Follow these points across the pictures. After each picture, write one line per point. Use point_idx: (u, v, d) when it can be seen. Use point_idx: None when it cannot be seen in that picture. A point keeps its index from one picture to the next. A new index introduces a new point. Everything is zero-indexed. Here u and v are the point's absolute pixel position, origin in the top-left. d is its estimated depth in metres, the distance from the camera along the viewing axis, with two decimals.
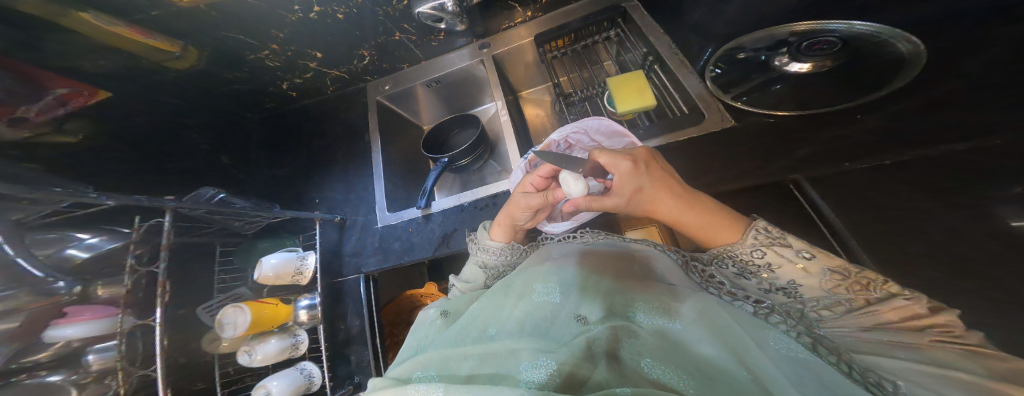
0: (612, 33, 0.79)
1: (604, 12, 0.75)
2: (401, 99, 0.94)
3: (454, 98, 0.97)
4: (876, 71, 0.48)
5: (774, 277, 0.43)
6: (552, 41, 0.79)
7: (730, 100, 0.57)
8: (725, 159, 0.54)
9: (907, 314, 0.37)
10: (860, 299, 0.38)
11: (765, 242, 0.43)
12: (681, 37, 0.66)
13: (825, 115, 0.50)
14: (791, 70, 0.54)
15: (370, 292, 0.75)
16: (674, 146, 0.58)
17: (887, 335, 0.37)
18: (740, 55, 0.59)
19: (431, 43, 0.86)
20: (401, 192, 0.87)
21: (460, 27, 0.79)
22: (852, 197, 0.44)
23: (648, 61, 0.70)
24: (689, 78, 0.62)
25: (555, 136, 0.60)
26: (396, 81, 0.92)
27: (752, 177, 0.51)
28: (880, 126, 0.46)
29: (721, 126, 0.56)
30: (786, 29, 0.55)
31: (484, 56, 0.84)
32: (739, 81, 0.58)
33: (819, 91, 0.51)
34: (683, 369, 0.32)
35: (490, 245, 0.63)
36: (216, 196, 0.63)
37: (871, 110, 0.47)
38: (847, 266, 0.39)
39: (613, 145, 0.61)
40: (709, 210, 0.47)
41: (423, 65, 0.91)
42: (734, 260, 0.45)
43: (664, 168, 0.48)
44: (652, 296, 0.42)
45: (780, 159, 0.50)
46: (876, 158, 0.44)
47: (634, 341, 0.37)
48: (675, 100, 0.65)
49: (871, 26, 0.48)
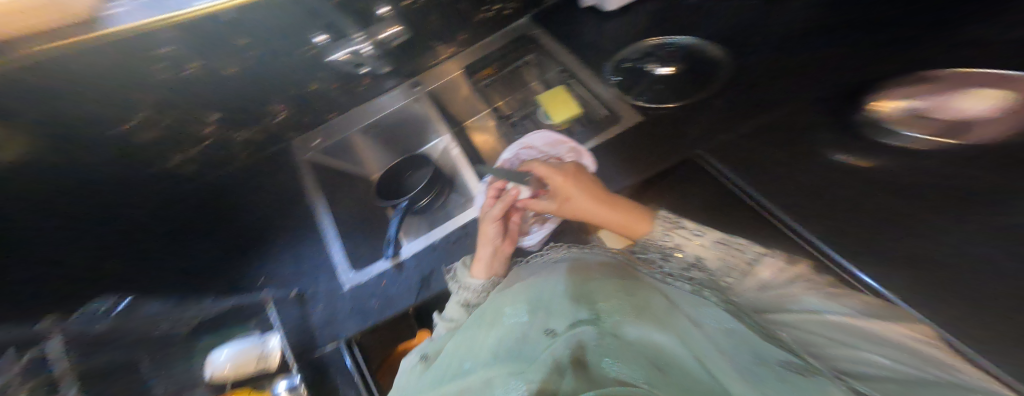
0: (530, 57, 0.83)
1: (519, 43, 0.83)
2: (338, 153, 0.93)
3: (394, 140, 0.96)
4: (714, 66, 0.62)
5: (686, 255, 0.45)
6: (480, 71, 0.85)
7: (632, 98, 0.62)
8: (642, 147, 0.58)
9: (777, 270, 0.42)
10: (742, 261, 0.43)
11: (668, 226, 0.47)
12: (581, 51, 0.73)
13: (699, 100, 0.58)
14: (658, 72, 0.65)
15: (360, 359, 0.63)
16: (606, 143, 0.60)
17: (772, 291, 0.41)
18: (625, 64, 0.68)
19: (362, 93, 0.90)
20: (365, 246, 0.82)
21: (387, 68, 0.87)
22: (732, 166, 0.53)
23: (568, 75, 0.74)
24: (596, 83, 0.68)
25: (506, 154, 0.70)
26: (327, 134, 0.91)
27: (663, 161, 0.55)
28: (737, 103, 0.56)
29: (634, 121, 0.60)
30: (642, 44, 0.68)
31: (418, 94, 0.88)
32: (633, 85, 0.65)
33: (687, 83, 0.61)
34: (650, 368, 0.24)
35: (471, 282, 0.58)
36: (113, 309, 0.63)
37: (721, 92, 0.58)
38: (727, 237, 0.45)
39: (558, 152, 0.64)
40: (622, 207, 0.52)
41: (356, 112, 0.92)
42: (653, 246, 0.47)
43: (590, 180, 0.55)
44: (621, 297, 0.36)
45: (686, 140, 0.56)
46: (743, 129, 0.54)
47: (599, 344, 0.28)
48: (598, 104, 0.68)
49: (689, 37, 0.66)
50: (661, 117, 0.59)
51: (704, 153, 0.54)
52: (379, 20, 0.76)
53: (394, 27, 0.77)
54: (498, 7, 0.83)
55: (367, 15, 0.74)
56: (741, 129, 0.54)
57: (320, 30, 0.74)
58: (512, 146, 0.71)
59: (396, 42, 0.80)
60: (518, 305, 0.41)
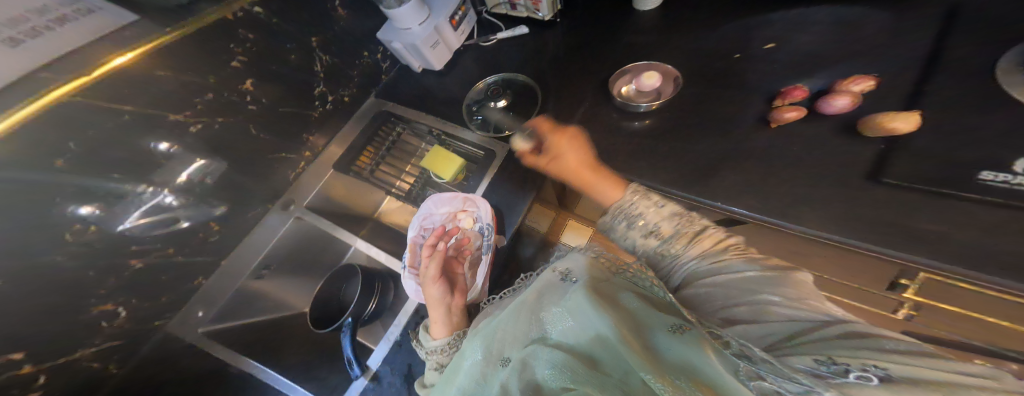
0: (400, 128, 0.80)
1: (373, 124, 0.80)
2: (237, 311, 0.70)
3: (309, 263, 0.80)
4: (531, 87, 0.72)
5: (646, 221, 0.41)
6: (357, 158, 0.77)
7: (499, 134, 0.68)
8: (524, 171, 0.64)
9: (720, 240, 0.37)
10: (687, 231, 0.39)
11: (637, 192, 0.43)
12: (437, 110, 0.77)
13: (541, 116, 0.68)
14: (500, 106, 0.71)
15: None
16: (498, 176, 0.66)
17: (705, 263, 0.36)
18: (474, 108, 0.73)
19: (206, 241, 0.64)
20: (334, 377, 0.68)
21: (221, 208, 0.64)
22: (598, 156, 0.61)
23: (434, 133, 0.75)
24: (461, 131, 0.72)
25: (411, 235, 0.66)
26: (207, 300, 0.65)
27: (543, 173, 0.63)
28: (569, 108, 0.67)
29: (506, 150, 0.67)
30: (472, 93, 0.75)
31: (298, 211, 0.74)
32: (488, 122, 0.71)
33: (527, 106, 0.70)
34: (580, 374, 0.28)
35: (436, 346, 0.50)
36: None
37: (550, 107, 0.68)
38: (680, 207, 0.41)
39: (454, 207, 0.65)
40: (601, 171, 0.49)
41: (230, 264, 0.68)
42: (621, 212, 0.43)
43: (578, 138, 0.54)
44: (552, 297, 0.40)
45: None
46: (586, 124, 0.64)
47: (541, 356, 0.33)
48: (470, 147, 0.71)
49: (496, 76, 0.75)
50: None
51: None
52: (169, 159, 0.56)
53: (194, 162, 0.59)
54: (333, 96, 0.79)
55: (141, 154, 0.53)
56: (572, 126, 0.65)
57: (73, 202, 0.47)
58: (410, 225, 0.68)
59: (211, 176, 0.62)
60: (474, 340, 0.42)
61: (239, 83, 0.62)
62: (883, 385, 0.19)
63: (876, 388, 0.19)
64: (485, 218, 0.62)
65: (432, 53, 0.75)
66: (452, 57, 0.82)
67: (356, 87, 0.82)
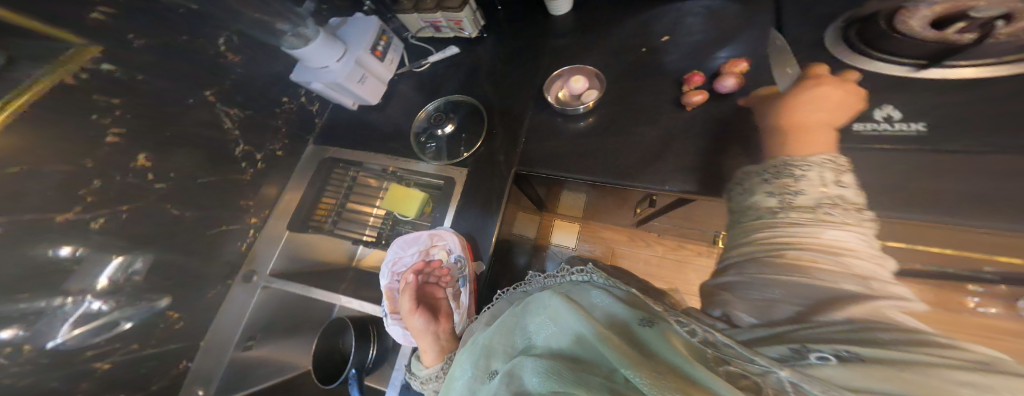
0: (354, 172, 0.81)
1: (322, 172, 0.81)
2: (235, 386, 0.68)
3: (293, 322, 0.80)
4: (471, 106, 0.73)
5: (802, 185, 0.38)
6: (315, 213, 0.79)
7: (450, 160, 0.70)
8: (485, 189, 0.66)
9: (857, 240, 0.34)
10: (841, 211, 0.36)
11: (830, 162, 0.39)
12: (383, 146, 0.77)
13: (488, 135, 0.70)
14: (446, 130, 0.72)
15: None
16: (463, 202, 0.67)
17: (815, 252, 0.33)
18: (421, 139, 0.74)
19: (172, 328, 0.62)
20: None
21: (162, 300, 0.60)
22: (551, 162, 0.63)
23: (391, 171, 0.76)
24: (414, 165, 0.72)
25: (385, 284, 0.66)
26: (201, 381, 0.66)
27: (504, 188, 0.65)
28: (513, 121, 0.69)
29: (465, 174, 0.68)
30: (416, 124, 0.75)
31: (265, 280, 0.74)
32: (441, 151, 0.71)
33: (473, 126, 0.71)
34: (565, 375, 0.24)
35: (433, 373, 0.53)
36: None
37: (495, 123, 0.70)
38: (840, 195, 0.37)
39: (422, 245, 0.66)
40: (825, 132, 0.42)
41: (210, 341, 0.68)
42: (781, 168, 0.41)
43: (847, 88, 0.44)
44: (534, 302, 0.37)
45: (506, 165, 0.66)
46: (533, 134, 0.66)
47: (525, 361, 0.28)
48: (428, 178, 0.72)
49: (434, 103, 0.76)
50: (480, 158, 0.68)
51: (523, 167, 0.65)
52: (78, 263, 0.48)
53: (110, 259, 0.52)
54: (261, 153, 0.74)
55: (38, 266, 0.44)
56: (522, 138, 0.67)
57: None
58: (382, 275, 0.67)
59: (136, 273, 0.55)
60: (460, 363, 0.37)
61: (131, 161, 0.52)
62: (842, 363, 0.21)
63: (833, 367, 0.21)
64: (456, 251, 0.62)
65: (360, 88, 0.73)
66: (384, 88, 0.81)
67: (286, 138, 0.79)
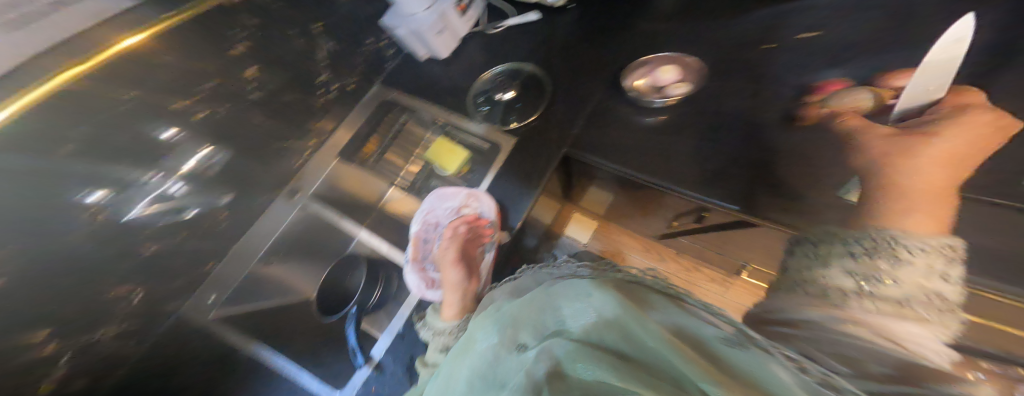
0: (404, 118, 0.80)
1: (378, 113, 0.80)
2: (249, 295, 0.69)
3: (313, 253, 0.78)
4: (538, 78, 0.70)
5: (905, 260, 0.35)
6: (362, 150, 0.78)
7: (503, 126, 0.67)
8: (529, 163, 0.63)
9: (959, 322, 0.31)
10: (947, 307, 0.32)
11: (938, 251, 0.36)
12: (442, 99, 0.76)
13: (546, 109, 0.66)
14: (507, 96, 0.70)
15: None
16: (502, 170, 0.64)
17: (918, 309, 0.31)
18: (480, 100, 0.72)
19: (216, 228, 0.63)
20: (336, 361, 0.68)
21: (226, 196, 0.64)
22: (605, 152, 0.59)
23: (440, 124, 0.74)
24: (467, 123, 0.70)
25: (414, 228, 0.66)
26: (218, 286, 0.64)
27: (549, 166, 0.62)
28: (576, 101, 0.65)
29: (512, 142, 0.65)
30: (478, 83, 0.73)
31: (305, 200, 0.74)
32: (494, 114, 0.69)
33: (534, 98, 0.68)
34: (619, 371, 0.22)
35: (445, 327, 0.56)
36: None
37: (557, 98, 0.66)
38: (942, 274, 0.35)
39: (454, 202, 0.64)
40: (937, 204, 0.41)
41: (240, 248, 0.67)
42: (870, 242, 0.39)
43: (963, 153, 0.44)
44: (578, 289, 0.36)
45: (557, 144, 0.63)
46: (593, 120, 0.63)
47: (569, 348, 0.26)
48: (476, 139, 0.69)
49: (502, 65, 0.73)
50: (531, 131, 0.65)
51: (574, 150, 0.61)
52: (175, 147, 0.53)
53: (200, 149, 0.57)
54: (336, 85, 0.78)
55: (142, 141, 0.49)
56: (581, 118, 0.63)
57: (84, 188, 0.44)
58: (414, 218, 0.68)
59: (213, 166, 0.60)
60: (488, 329, 0.39)
61: (240, 72, 0.59)
62: None
63: None
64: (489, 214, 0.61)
65: (437, 40, 0.73)
66: (457, 46, 0.79)
67: (360, 76, 0.81)
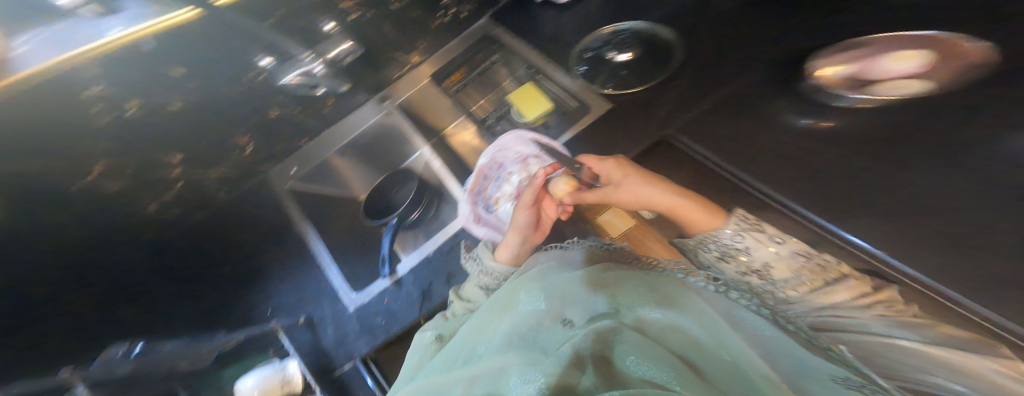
0: (497, 56, 0.76)
1: (476, 46, 0.79)
2: (321, 176, 0.83)
3: (376, 157, 0.87)
4: (663, 47, 0.60)
5: (751, 259, 0.41)
6: (449, 77, 0.80)
7: (600, 89, 0.60)
8: (618, 136, 0.56)
9: (857, 293, 0.35)
10: (819, 278, 0.37)
11: (746, 227, 0.42)
12: (546, 45, 0.70)
13: (659, 83, 0.57)
14: (621, 58, 0.62)
15: (380, 377, 0.57)
16: (583, 135, 0.58)
17: (840, 314, 0.34)
18: (587, 55, 0.64)
19: (324, 109, 0.80)
20: (363, 267, 0.74)
21: (343, 86, 0.78)
22: (712, 143, 0.51)
23: (533, 72, 0.70)
24: (558, 75, 0.65)
25: (482, 160, 0.68)
26: (302, 160, 0.81)
27: (641, 145, 0.54)
28: (693, 82, 0.55)
29: (606, 109, 0.58)
30: (594, 36, 0.66)
31: (389, 108, 0.82)
32: (596, 75, 0.61)
33: (650, 67, 0.59)
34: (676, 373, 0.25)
35: (493, 268, 0.52)
36: (132, 352, 0.54)
37: (678, 74, 0.57)
38: (809, 249, 0.39)
39: (530, 150, 0.63)
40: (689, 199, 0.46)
41: (331, 132, 0.83)
42: (717, 244, 0.42)
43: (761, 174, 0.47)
44: (634, 286, 0.38)
45: (654, 125, 0.55)
46: (704, 103, 0.54)
47: (623, 343, 0.30)
48: (564, 93, 0.64)
49: (628, 23, 0.64)
50: (633, 102, 0.57)
51: (677, 134, 0.53)
52: (329, 37, 0.72)
53: (344, 43, 0.72)
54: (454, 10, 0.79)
55: (312, 29, 0.70)
56: (704, 106, 0.54)
57: (263, 52, 0.68)
58: (485, 151, 0.69)
59: (352, 57, 0.74)
60: (533, 291, 0.39)
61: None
62: None
63: None
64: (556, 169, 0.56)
65: None
66: None
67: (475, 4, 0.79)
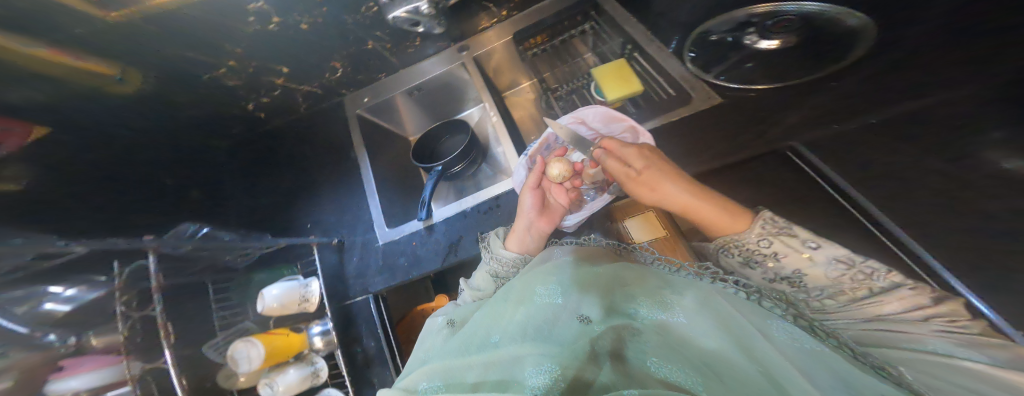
0: (587, 26, 0.76)
1: (575, 8, 0.74)
2: (382, 112, 0.86)
3: (437, 104, 0.89)
4: (834, 41, 0.49)
5: (780, 266, 0.40)
6: (530, 39, 0.76)
7: (710, 78, 0.55)
8: (723, 134, 0.51)
9: (910, 305, 0.34)
10: (863, 290, 0.36)
11: (772, 231, 0.40)
12: (655, 24, 0.65)
13: (805, 84, 0.48)
14: (761, 48, 0.54)
15: (382, 312, 0.67)
16: (663, 127, 0.56)
17: (890, 327, 0.34)
18: (711, 38, 0.58)
19: (408, 45, 0.79)
20: (397, 206, 0.78)
21: (438, 30, 0.74)
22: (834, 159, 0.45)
23: (629, 51, 0.68)
24: (668, 62, 0.60)
25: (552, 128, 0.62)
26: (374, 92, 0.84)
27: (736, 150, 0.48)
28: (863, 86, 0.44)
29: (709, 104, 0.54)
30: (744, 12, 0.56)
31: (465, 59, 0.79)
32: (714, 63, 0.56)
33: (794, 64, 0.51)
34: (694, 371, 0.27)
35: (503, 255, 0.55)
36: (199, 232, 0.55)
37: (844, 76, 0.46)
38: (850, 254, 0.37)
39: (613, 131, 0.58)
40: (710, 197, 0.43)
41: (404, 72, 0.83)
42: (739, 250, 0.41)
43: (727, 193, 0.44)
44: (648, 285, 0.36)
45: (772, 128, 0.48)
46: (863, 117, 0.43)
47: (638, 340, 0.32)
48: (662, 83, 0.62)
49: (819, 4, 0.51)
50: (755, 101, 0.50)
51: (803, 148, 0.46)
52: None
53: None
54: None
55: None
56: (862, 122, 0.43)
57: None
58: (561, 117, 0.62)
59: None
60: (549, 283, 0.38)
61: None
62: None
63: None
64: None
65: None
66: None
67: None
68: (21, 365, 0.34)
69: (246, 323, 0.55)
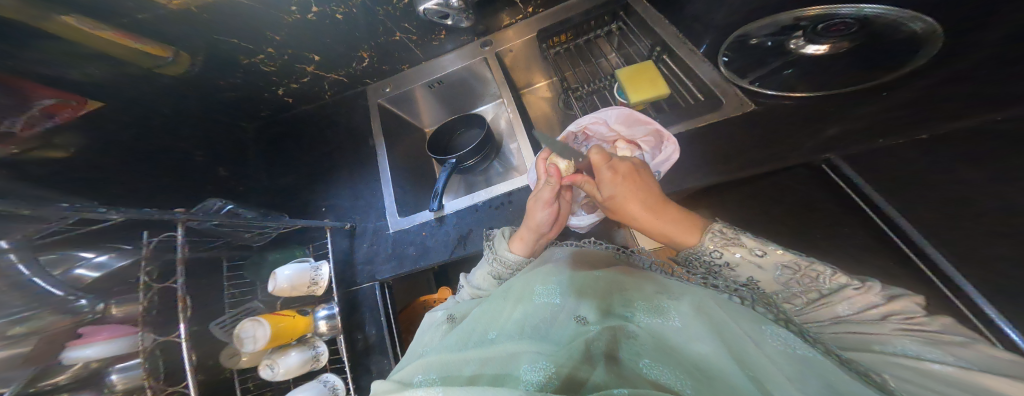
0: (614, 26, 0.77)
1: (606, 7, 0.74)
2: (403, 102, 0.86)
3: (455, 98, 0.89)
4: (888, 48, 0.49)
5: (736, 276, 0.40)
6: (554, 36, 0.77)
7: (746, 84, 0.55)
8: (754, 141, 0.51)
9: (863, 304, 0.36)
10: (812, 292, 0.38)
11: (720, 244, 0.41)
12: (686, 28, 0.66)
13: (849, 94, 0.48)
14: (808, 53, 0.54)
15: (387, 300, 0.67)
16: (692, 133, 0.56)
17: (854, 327, 0.35)
18: (751, 42, 0.58)
19: (436, 37, 0.79)
20: (409, 196, 0.78)
21: (466, 23, 0.74)
22: (866, 168, 0.44)
23: (655, 53, 0.70)
24: (700, 66, 0.61)
25: (572, 127, 0.62)
26: (397, 83, 0.84)
27: (773, 161, 0.48)
28: (914, 98, 0.43)
29: (741, 111, 0.54)
30: (789, 16, 0.56)
31: (487, 55, 0.79)
32: (753, 67, 0.57)
33: (840, 71, 0.50)
34: (687, 376, 0.27)
35: (506, 258, 0.53)
36: (224, 208, 0.57)
37: (895, 87, 0.46)
38: (795, 260, 0.39)
39: (634, 133, 0.59)
40: (671, 215, 0.46)
41: (426, 65, 0.83)
42: (698, 263, 0.42)
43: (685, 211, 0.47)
44: (643, 289, 0.36)
45: (807, 140, 0.48)
46: (911, 132, 0.41)
47: (634, 343, 0.31)
48: (691, 88, 0.64)
49: (880, 8, 0.50)
50: (794, 110, 0.51)
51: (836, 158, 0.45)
52: None
53: None
54: None
55: None
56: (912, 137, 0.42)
57: None
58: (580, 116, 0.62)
59: None
60: (548, 283, 0.37)
61: None
62: None
63: None
64: (663, 164, 0.53)
65: None
66: None
67: None
68: (47, 331, 0.33)
69: (253, 302, 0.54)
